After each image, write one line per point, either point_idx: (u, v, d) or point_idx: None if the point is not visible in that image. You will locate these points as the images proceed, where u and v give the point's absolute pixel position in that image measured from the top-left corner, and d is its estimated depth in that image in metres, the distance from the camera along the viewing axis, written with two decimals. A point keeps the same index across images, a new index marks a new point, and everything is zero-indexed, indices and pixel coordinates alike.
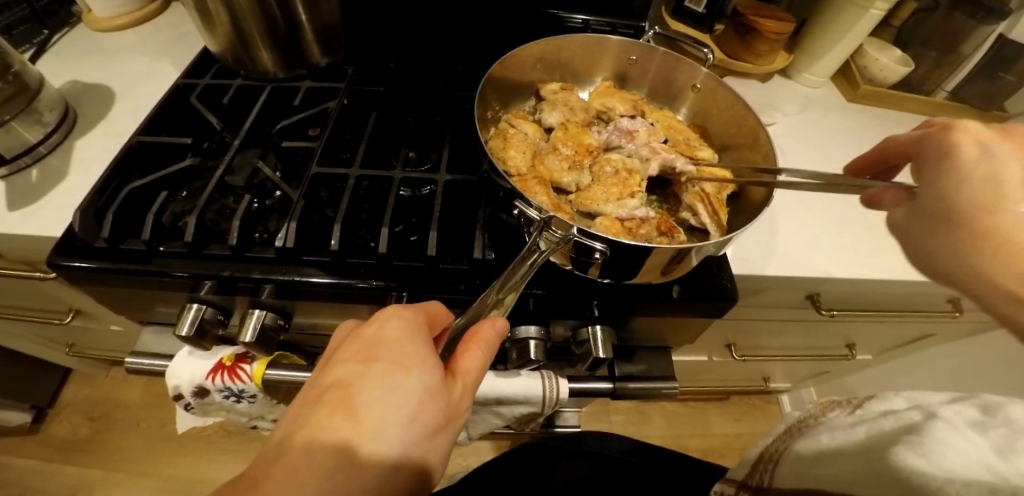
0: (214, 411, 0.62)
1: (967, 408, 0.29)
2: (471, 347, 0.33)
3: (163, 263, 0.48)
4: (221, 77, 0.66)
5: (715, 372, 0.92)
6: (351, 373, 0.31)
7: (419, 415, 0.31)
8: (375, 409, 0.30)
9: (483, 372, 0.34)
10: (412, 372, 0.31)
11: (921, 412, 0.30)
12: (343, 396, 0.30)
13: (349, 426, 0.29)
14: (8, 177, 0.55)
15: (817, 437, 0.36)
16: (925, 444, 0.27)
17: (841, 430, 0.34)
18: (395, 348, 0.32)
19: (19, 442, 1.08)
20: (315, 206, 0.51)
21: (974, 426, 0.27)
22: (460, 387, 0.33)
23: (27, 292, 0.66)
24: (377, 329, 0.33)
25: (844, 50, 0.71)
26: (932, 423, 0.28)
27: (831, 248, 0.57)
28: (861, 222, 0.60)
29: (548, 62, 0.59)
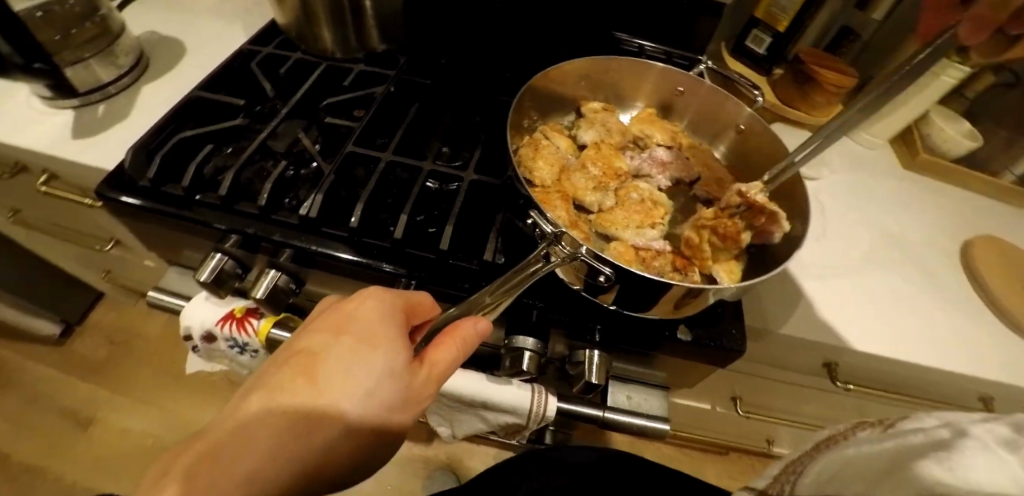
0: (218, 358, 0.65)
1: (1002, 423, 0.18)
2: (445, 340, 0.33)
3: (197, 210, 0.51)
4: (283, 48, 0.70)
5: (715, 423, 0.89)
6: (321, 342, 0.33)
7: (376, 394, 0.31)
8: (334, 381, 0.31)
9: (454, 366, 0.34)
10: (377, 352, 0.32)
11: (948, 428, 0.19)
12: (308, 362, 0.32)
13: (308, 391, 0.31)
14: (79, 108, 0.61)
15: (824, 459, 0.23)
16: (947, 460, 0.17)
17: (854, 445, 0.22)
18: (367, 327, 0.33)
19: (44, 353, 1.15)
20: (345, 183, 0.53)
21: (1009, 445, 0.17)
22: (426, 376, 0.33)
23: (76, 215, 0.71)
24: (354, 306, 0.34)
25: (907, 116, 0.68)
26: (956, 441, 0.17)
27: (856, 316, 0.54)
28: (895, 294, 0.57)
29: (593, 79, 0.60)
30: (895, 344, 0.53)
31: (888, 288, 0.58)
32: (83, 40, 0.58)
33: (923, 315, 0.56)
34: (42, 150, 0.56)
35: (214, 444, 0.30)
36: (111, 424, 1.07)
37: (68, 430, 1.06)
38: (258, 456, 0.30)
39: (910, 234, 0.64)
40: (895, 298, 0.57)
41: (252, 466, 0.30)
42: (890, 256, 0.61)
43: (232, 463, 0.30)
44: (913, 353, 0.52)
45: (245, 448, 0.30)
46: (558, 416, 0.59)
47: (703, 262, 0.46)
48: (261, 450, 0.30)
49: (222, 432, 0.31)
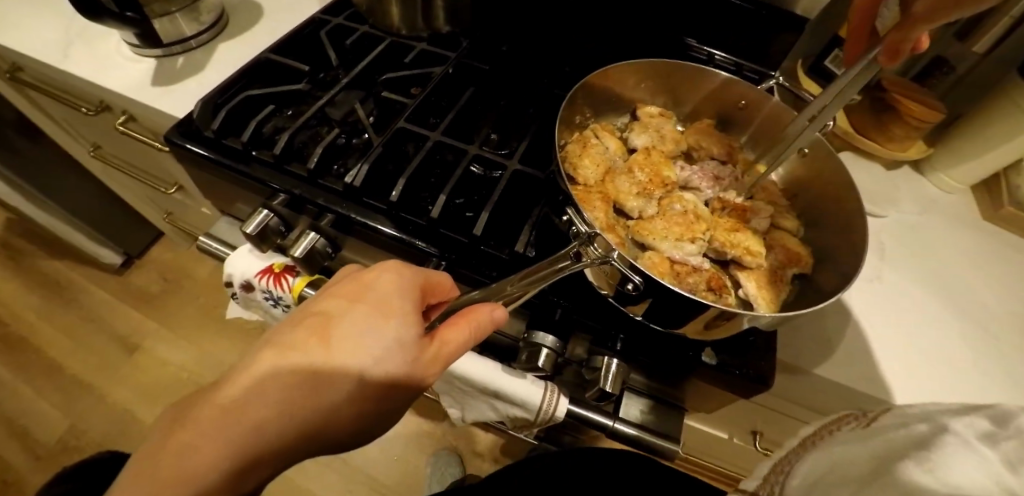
0: (254, 309, 0.68)
1: (980, 417, 0.21)
2: (459, 321, 0.33)
3: (251, 166, 0.53)
4: (352, 20, 0.72)
5: (730, 454, 0.85)
6: (338, 307, 0.33)
7: (384, 362, 0.32)
8: (344, 344, 0.32)
9: (464, 348, 0.34)
10: (389, 322, 0.33)
11: (928, 424, 0.22)
12: (323, 323, 0.33)
13: (318, 351, 0.32)
14: (161, 57, 0.65)
15: (821, 450, 0.26)
16: (929, 461, 0.20)
17: (840, 443, 0.25)
18: (383, 297, 0.34)
19: (106, 279, 1.25)
20: (391, 157, 0.54)
21: (988, 440, 0.20)
22: (434, 353, 0.33)
23: (148, 157, 0.76)
24: (374, 276, 0.35)
25: (995, 161, 0.62)
26: (938, 438, 0.21)
27: (901, 369, 0.50)
28: (952, 353, 0.52)
29: (653, 83, 0.58)
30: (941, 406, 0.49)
31: (944, 345, 0.53)
32: None
33: (981, 380, 0.51)
34: (125, 92, 0.61)
35: (223, 394, 0.31)
36: (153, 353, 1.15)
37: (115, 351, 1.15)
38: (264, 411, 0.30)
39: (981, 290, 0.58)
40: (949, 355, 0.52)
41: (257, 419, 0.30)
42: (952, 310, 0.56)
43: (239, 415, 0.30)
44: None
45: (252, 401, 0.30)
46: (568, 419, 0.58)
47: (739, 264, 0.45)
48: (267, 405, 0.30)
49: (233, 383, 0.31)
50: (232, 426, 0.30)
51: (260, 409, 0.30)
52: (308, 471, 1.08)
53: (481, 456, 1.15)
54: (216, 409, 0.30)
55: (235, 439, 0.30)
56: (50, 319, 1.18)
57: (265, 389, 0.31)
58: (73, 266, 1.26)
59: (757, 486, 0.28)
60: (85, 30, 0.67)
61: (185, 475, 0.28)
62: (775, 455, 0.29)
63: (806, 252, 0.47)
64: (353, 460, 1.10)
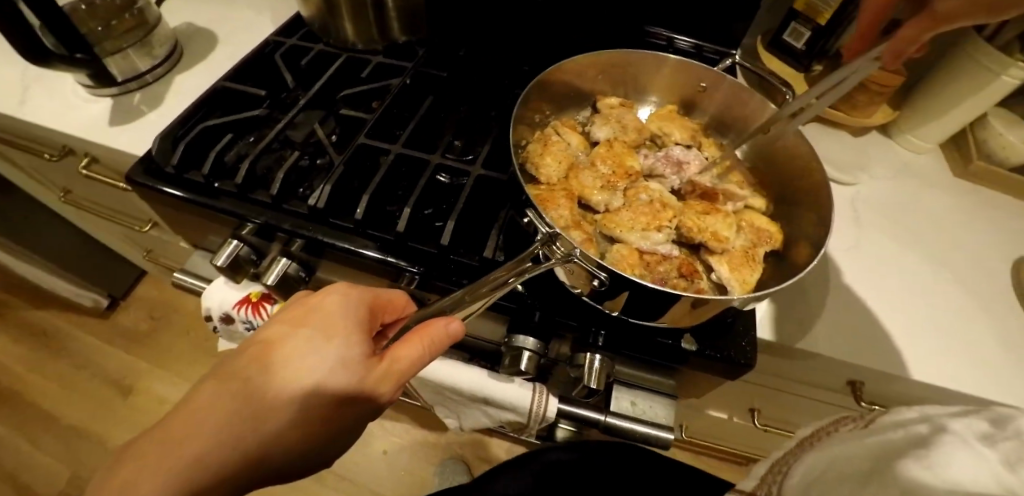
0: (238, 340, 0.67)
1: (979, 419, 0.20)
2: (411, 338, 0.33)
3: (215, 197, 0.53)
4: (307, 40, 0.71)
5: (732, 434, 0.85)
6: (281, 332, 0.33)
7: (330, 383, 0.31)
8: (289, 368, 0.32)
9: (417, 364, 0.33)
10: (334, 343, 0.32)
11: (928, 424, 0.22)
12: (266, 350, 0.33)
13: (262, 377, 0.32)
14: (117, 96, 0.64)
15: (821, 450, 0.25)
16: (928, 459, 0.19)
17: (840, 442, 0.24)
18: (327, 319, 0.33)
19: (94, 323, 1.24)
20: (355, 174, 0.54)
21: (986, 439, 0.19)
22: (384, 370, 0.33)
23: (116, 196, 0.76)
24: (319, 299, 0.35)
25: (959, 119, 0.62)
26: (936, 437, 0.20)
27: (886, 336, 0.50)
28: (935, 316, 0.52)
29: (611, 74, 0.58)
30: (926, 369, 0.48)
31: (926, 308, 0.53)
32: (123, 31, 0.62)
33: (965, 339, 0.51)
34: (84, 135, 0.60)
35: (163, 429, 0.30)
36: (149, 392, 1.15)
37: (111, 394, 1.14)
38: (204, 442, 0.30)
39: (958, 249, 0.58)
40: (930, 317, 0.52)
41: (197, 452, 0.29)
42: (931, 272, 0.56)
43: (178, 449, 0.29)
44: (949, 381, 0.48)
45: (191, 432, 0.30)
46: (561, 418, 0.58)
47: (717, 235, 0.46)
48: (207, 435, 0.30)
49: (173, 418, 0.31)
50: (169, 463, 0.29)
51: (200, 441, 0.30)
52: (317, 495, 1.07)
53: (488, 461, 1.15)
54: (156, 445, 0.30)
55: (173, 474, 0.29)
56: (42, 369, 1.17)
57: (206, 419, 0.30)
58: (60, 313, 1.25)
59: (755, 485, 0.28)
60: (38, 76, 0.67)
61: None
62: (774, 453, 0.29)
63: (774, 229, 0.47)
64: (360, 478, 1.10)
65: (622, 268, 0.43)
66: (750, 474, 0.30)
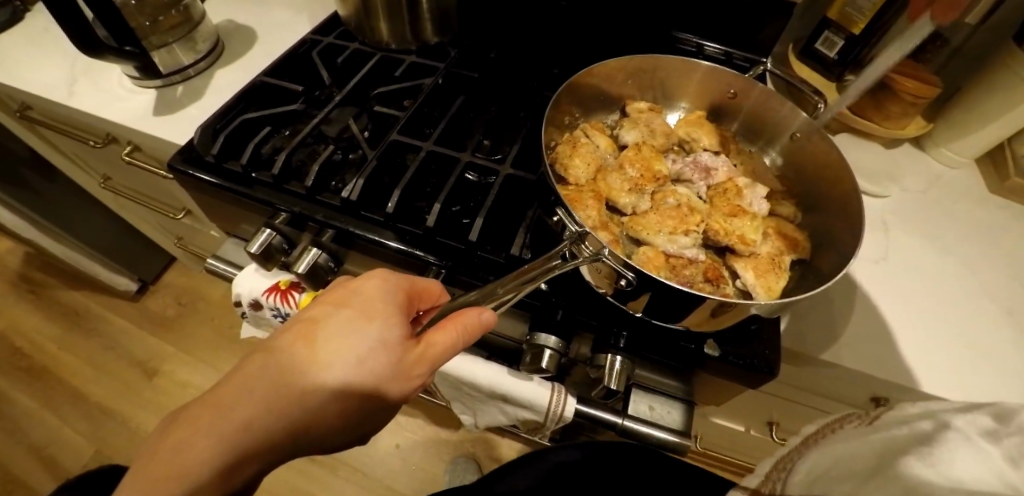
0: (265, 327, 0.69)
1: (983, 414, 0.20)
2: (447, 324, 0.34)
3: (251, 187, 0.55)
4: (342, 39, 0.73)
5: (748, 446, 0.84)
6: (324, 312, 0.35)
7: (369, 363, 0.33)
8: (330, 345, 0.33)
9: (450, 350, 0.34)
10: (374, 324, 0.34)
11: (931, 421, 0.21)
12: (309, 328, 0.34)
13: (305, 352, 0.33)
14: (161, 88, 0.67)
15: (825, 446, 0.25)
16: (931, 456, 0.19)
17: (843, 441, 0.24)
18: (368, 302, 0.35)
19: (124, 306, 1.29)
20: (386, 170, 0.55)
21: (989, 436, 0.19)
22: (419, 354, 0.34)
23: (154, 185, 0.79)
24: (360, 283, 0.36)
25: (997, 133, 0.61)
26: (939, 434, 0.20)
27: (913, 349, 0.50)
28: (962, 332, 0.51)
29: (641, 78, 0.58)
30: (955, 386, 0.47)
31: (954, 324, 0.52)
32: (170, 26, 0.64)
33: (994, 356, 0.49)
34: (128, 124, 0.63)
35: (216, 394, 0.32)
36: (172, 375, 1.18)
37: (137, 376, 1.18)
38: (251, 409, 0.31)
39: (990, 264, 0.57)
40: (961, 332, 0.51)
41: (247, 416, 0.31)
42: (961, 287, 0.55)
43: (231, 411, 0.31)
44: (974, 398, 0.47)
45: (241, 398, 0.32)
46: (578, 419, 0.58)
47: (744, 238, 0.46)
48: (255, 401, 0.32)
49: (224, 383, 0.33)
50: (220, 429, 0.31)
51: (248, 407, 0.31)
52: (329, 485, 1.09)
53: (499, 461, 1.15)
54: (209, 406, 0.32)
55: (224, 434, 0.31)
56: (73, 349, 1.22)
57: (254, 386, 0.32)
58: (93, 296, 1.30)
59: (759, 483, 0.28)
60: (88, 67, 0.70)
61: (181, 468, 0.30)
62: (779, 450, 0.29)
63: (802, 237, 0.47)
64: (373, 472, 1.12)
65: (648, 269, 0.43)
66: (753, 473, 0.30)
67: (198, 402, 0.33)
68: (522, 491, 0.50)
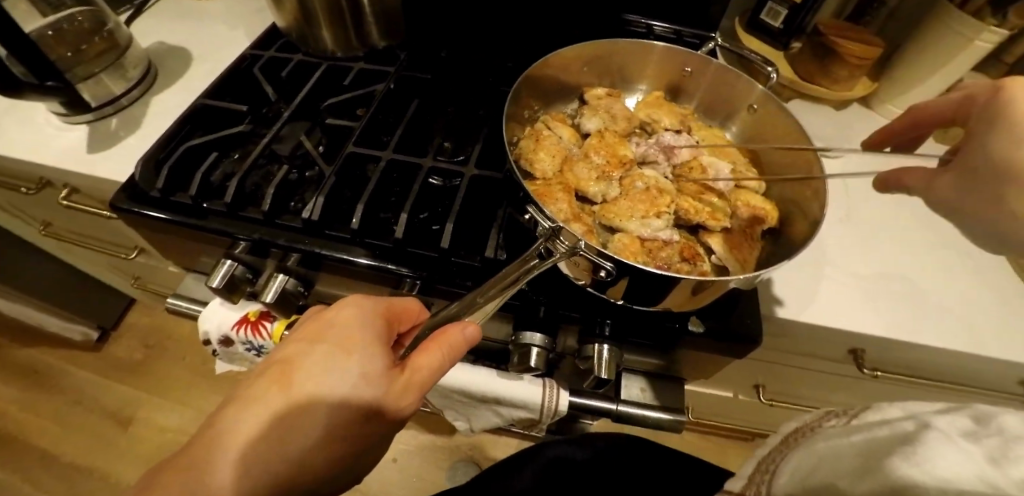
0: (239, 361, 0.66)
1: (963, 417, 0.21)
2: (430, 346, 0.33)
3: (203, 217, 0.51)
4: (284, 51, 0.70)
5: (738, 411, 0.86)
6: (299, 350, 0.33)
7: (353, 398, 0.31)
8: (308, 386, 0.31)
9: (438, 371, 0.33)
10: (354, 357, 0.32)
11: (912, 421, 0.22)
12: (284, 370, 0.32)
13: (282, 397, 0.31)
14: (93, 122, 0.62)
15: (807, 446, 0.26)
16: (915, 456, 0.20)
17: (825, 440, 0.25)
18: (344, 333, 0.33)
19: (85, 357, 1.21)
20: (347, 184, 0.53)
21: (969, 437, 0.19)
22: (405, 381, 0.33)
23: (100, 225, 0.74)
24: (333, 313, 0.35)
25: (936, 87, 0.64)
26: (920, 434, 0.20)
27: (925, 332, 0.49)
28: (942, 286, 0.53)
29: (597, 65, 0.57)
30: (927, 333, 0.49)
31: (948, 293, 0.52)
32: (94, 54, 0.61)
33: (960, 299, 0.52)
34: (61, 165, 0.58)
35: (193, 453, 0.30)
36: (149, 421, 1.13)
37: (110, 428, 1.12)
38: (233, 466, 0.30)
39: None
40: (929, 282, 0.53)
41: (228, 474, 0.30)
42: (933, 243, 0.57)
43: (209, 473, 0.30)
44: (948, 342, 0.49)
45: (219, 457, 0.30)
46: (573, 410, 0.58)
47: (715, 214, 0.47)
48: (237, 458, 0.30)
49: (198, 442, 0.31)
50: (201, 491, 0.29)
51: (229, 465, 0.30)
52: None
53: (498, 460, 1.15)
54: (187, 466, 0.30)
55: None
56: (34, 408, 1.14)
57: (232, 443, 0.30)
58: (49, 350, 1.22)
59: (743, 485, 0.28)
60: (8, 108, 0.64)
61: None
62: (759, 450, 0.29)
63: (772, 207, 0.47)
64: (373, 489, 1.09)
65: (625, 256, 0.43)
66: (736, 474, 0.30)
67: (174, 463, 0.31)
68: (521, 491, 0.49)
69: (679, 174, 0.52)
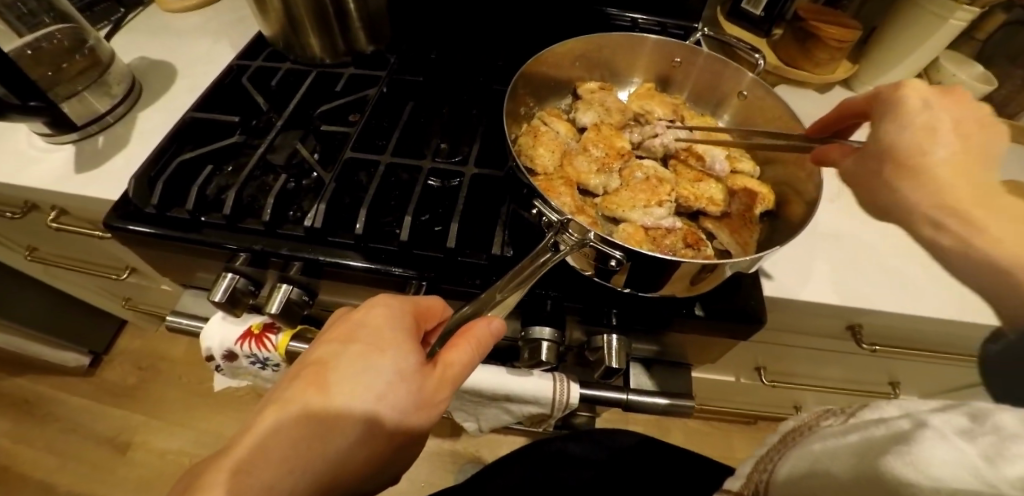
0: (243, 375, 0.65)
1: (959, 414, 0.21)
2: (459, 341, 0.33)
3: (202, 232, 0.51)
4: (272, 60, 0.69)
5: (740, 394, 0.87)
6: (331, 352, 0.33)
7: (388, 395, 0.32)
8: (344, 386, 0.32)
9: (469, 366, 0.34)
10: (387, 355, 0.33)
11: (909, 420, 0.22)
12: (318, 372, 0.32)
13: (317, 399, 0.31)
14: (78, 142, 0.61)
15: (804, 446, 0.27)
16: (909, 454, 0.20)
17: (823, 441, 0.26)
18: (374, 333, 0.34)
19: (76, 384, 1.18)
20: (346, 190, 0.53)
21: (965, 435, 0.20)
22: (438, 378, 0.33)
23: (91, 247, 0.72)
24: (362, 314, 0.35)
25: (913, 66, 0.66)
26: (916, 433, 0.21)
27: (920, 310, 0.51)
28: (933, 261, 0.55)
29: (587, 59, 0.58)
30: (920, 306, 0.51)
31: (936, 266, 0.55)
32: (76, 73, 0.59)
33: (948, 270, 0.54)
34: (48, 187, 0.57)
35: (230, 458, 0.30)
36: (148, 445, 1.10)
37: (108, 455, 1.09)
38: (274, 468, 0.30)
39: None
40: (920, 257, 0.55)
41: (268, 478, 0.30)
42: None
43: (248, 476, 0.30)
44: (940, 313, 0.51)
45: (259, 462, 0.30)
46: (583, 403, 0.58)
47: (713, 199, 0.48)
48: (276, 461, 0.30)
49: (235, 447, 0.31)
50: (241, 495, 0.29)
51: (269, 466, 0.30)
52: None
53: None
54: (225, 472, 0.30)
55: None
56: (26, 440, 1.11)
57: (270, 445, 0.30)
58: (37, 379, 1.18)
59: (741, 485, 0.30)
60: None
61: None
62: (757, 450, 0.32)
63: (767, 192, 0.48)
64: None
65: (631, 245, 0.44)
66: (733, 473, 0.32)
67: (205, 467, 0.30)
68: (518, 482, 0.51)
69: (679, 160, 0.53)
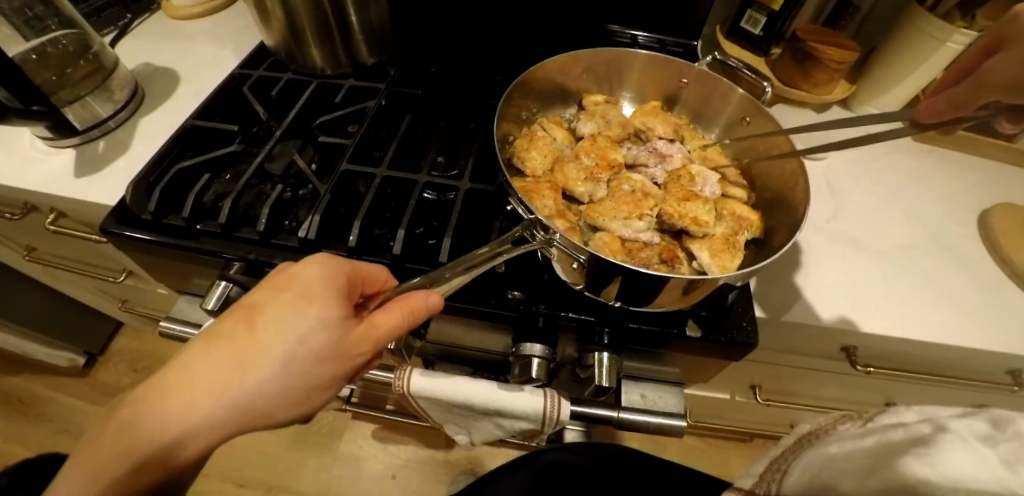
0: None
1: (979, 419, 0.22)
2: (391, 306, 0.35)
3: (198, 240, 0.51)
4: (274, 70, 0.70)
5: (735, 412, 0.87)
6: (264, 297, 0.34)
7: (309, 341, 0.32)
8: (269, 327, 0.32)
9: (396, 330, 0.35)
10: (314, 305, 0.33)
11: (928, 423, 0.23)
12: (248, 314, 0.33)
13: (244, 336, 0.32)
14: (80, 146, 0.61)
15: (817, 448, 0.27)
16: (929, 456, 0.21)
17: (838, 443, 0.26)
18: (307, 283, 0.34)
19: (71, 384, 1.18)
20: (342, 201, 0.53)
21: (986, 440, 0.21)
22: (364, 334, 0.34)
23: (88, 250, 0.72)
24: (300, 266, 0.35)
25: (909, 90, 0.67)
26: (936, 436, 0.22)
27: (915, 332, 0.51)
28: (928, 281, 0.55)
29: (586, 75, 0.59)
30: (915, 329, 0.51)
31: (931, 286, 0.55)
32: (79, 78, 0.60)
33: (946, 291, 0.54)
34: (47, 190, 0.57)
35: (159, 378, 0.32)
36: None
37: None
38: (193, 391, 0.31)
39: (928, 212, 0.63)
40: (916, 278, 0.55)
41: (187, 398, 0.31)
42: (917, 241, 0.59)
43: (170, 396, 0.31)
44: (936, 335, 0.51)
45: (183, 383, 0.31)
46: (575, 420, 0.58)
47: (699, 220, 0.47)
48: (200, 394, 0.31)
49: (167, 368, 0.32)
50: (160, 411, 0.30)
51: (189, 388, 0.31)
52: None
53: None
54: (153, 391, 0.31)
55: (162, 422, 0.30)
56: (17, 439, 1.11)
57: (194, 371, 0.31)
58: (32, 378, 1.18)
59: (752, 483, 0.30)
60: None
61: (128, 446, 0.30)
62: (770, 450, 0.31)
63: (756, 218, 0.49)
64: None
65: (604, 253, 0.44)
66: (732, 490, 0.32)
67: (138, 392, 0.32)
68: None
69: (671, 175, 0.52)
